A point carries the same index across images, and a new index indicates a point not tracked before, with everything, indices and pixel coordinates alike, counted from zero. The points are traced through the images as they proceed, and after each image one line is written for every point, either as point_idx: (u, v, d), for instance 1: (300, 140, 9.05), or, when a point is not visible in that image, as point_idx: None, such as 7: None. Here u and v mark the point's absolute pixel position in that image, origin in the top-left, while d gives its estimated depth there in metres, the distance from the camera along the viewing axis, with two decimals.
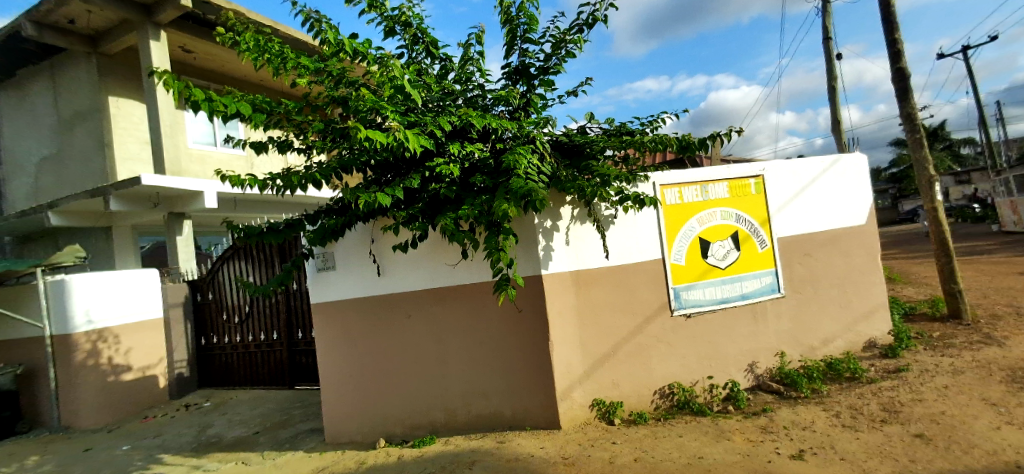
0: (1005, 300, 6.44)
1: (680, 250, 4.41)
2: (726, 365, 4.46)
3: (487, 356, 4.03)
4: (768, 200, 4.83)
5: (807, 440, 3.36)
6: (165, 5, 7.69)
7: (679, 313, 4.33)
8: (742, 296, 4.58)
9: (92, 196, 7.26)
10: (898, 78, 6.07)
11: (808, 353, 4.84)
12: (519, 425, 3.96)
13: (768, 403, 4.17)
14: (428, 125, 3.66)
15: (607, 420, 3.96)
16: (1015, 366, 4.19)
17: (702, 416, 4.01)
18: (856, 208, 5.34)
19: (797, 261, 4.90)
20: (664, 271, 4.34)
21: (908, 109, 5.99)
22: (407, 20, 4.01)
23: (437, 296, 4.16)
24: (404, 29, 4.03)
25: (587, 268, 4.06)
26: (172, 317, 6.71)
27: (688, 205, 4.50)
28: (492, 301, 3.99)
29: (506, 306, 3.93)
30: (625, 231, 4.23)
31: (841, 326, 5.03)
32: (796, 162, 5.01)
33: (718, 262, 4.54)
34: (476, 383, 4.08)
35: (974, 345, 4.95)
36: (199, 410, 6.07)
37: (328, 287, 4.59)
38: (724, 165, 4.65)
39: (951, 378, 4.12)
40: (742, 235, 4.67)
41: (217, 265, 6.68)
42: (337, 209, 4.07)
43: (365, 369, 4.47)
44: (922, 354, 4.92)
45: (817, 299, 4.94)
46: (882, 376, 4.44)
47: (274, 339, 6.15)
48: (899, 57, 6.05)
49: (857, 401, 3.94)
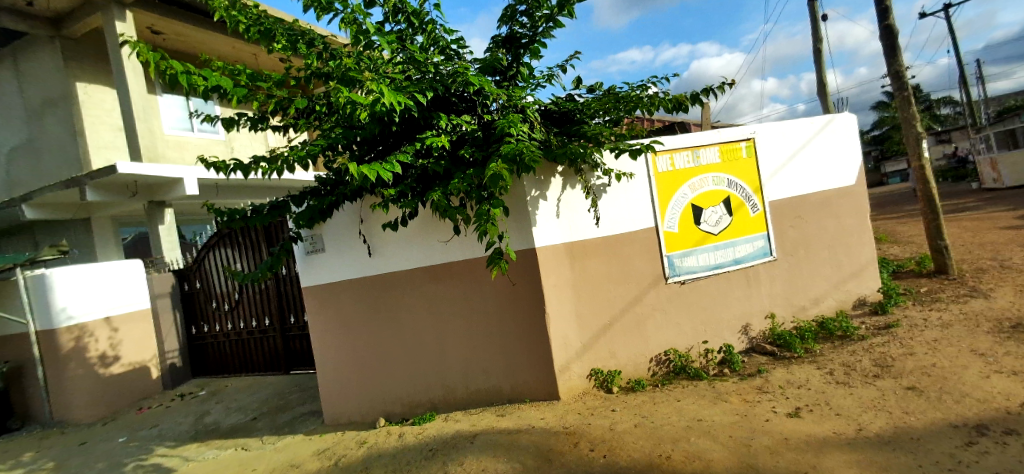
0: (989, 254, 6.56)
1: (673, 217, 4.39)
2: (721, 330, 4.50)
3: (485, 331, 4.01)
4: (759, 163, 4.81)
5: (802, 398, 3.41)
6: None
7: (673, 281, 4.33)
8: (735, 261, 4.59)
9: (67, 187, 7.03)
10: (886, 35, 6.03)
11: (800, 314, 4.90)
12: (519, 397, 3.97)
13: (762, 364, 4.22)
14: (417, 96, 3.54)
15: (605, 389, 3.98)
16: (1001, 318, 4.27)
17: (698, 380, 4.05)
18: (845, 169, 5.35)
19: (789, 224, 4.91)
20: (658, 239, 4.33)
21: (895, 67, 5.96)
22: None
23: (432, 274, 4.11)
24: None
25: (581, 239, 4.02)
26: (160, 307, 6.61)
27: (680, 171, 4.46)
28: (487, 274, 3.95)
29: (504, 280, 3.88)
30: (618, 200, 4.19)
31: (832, 286, 5.09)
32: (786, 124, 4.98)
33: (711, 228, 4.53)
34: (475, 358, 4.07)
35: (960, 299, 5.04)
36: (194, 399, 6.02)
37: (318, 270, 4.52)
38: (715, 129, 4.62)
39: (939, 332, 4.20)
40: (734, 200, 4.66)
41: (203, 253, 6.54)
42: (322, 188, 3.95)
43: (362, 351, 4.44)
44: (910, 309, 5.00)
45: (809, 260, 4.98)
46: (873, 333, 4.51)
47: (266, 325, 6.08)
48: (886, 14, 6.00)
49: (849, 358, 4.00)
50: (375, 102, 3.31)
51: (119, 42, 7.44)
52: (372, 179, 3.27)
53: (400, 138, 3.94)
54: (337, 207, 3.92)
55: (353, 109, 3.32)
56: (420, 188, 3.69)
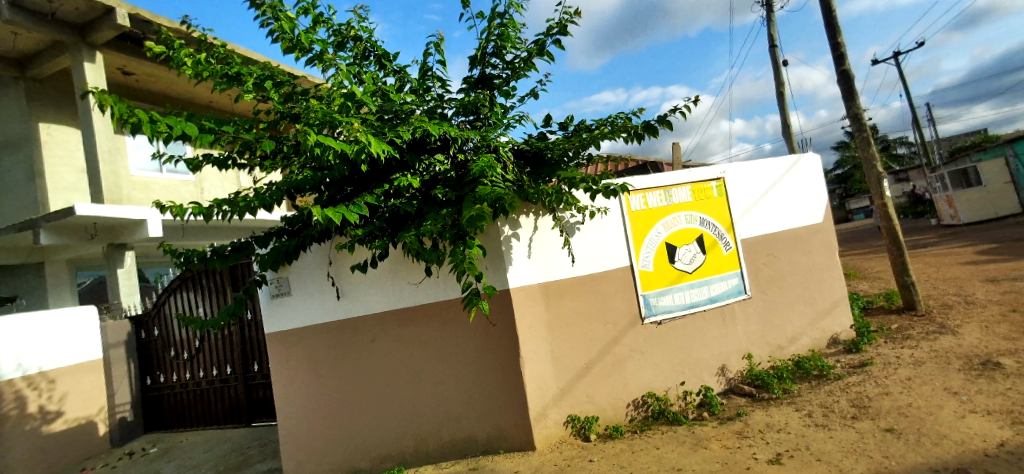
0: (953, 290, 6.72)
1: (648, 256, 4.38)
2: (699, 371, 4.42)
3: (458, 377, 3.85)
4: (730, 202, 4.88)
5: (782, 442, 3.33)
6: (102, 25, 7.27)
7: (650, 321, 4.27)
8: (710, 299, 4.58)
9: (19, 230, 6.70)
10: (843, 80, 6.32)
11: (777, 353, 4.87)
12: (493, 448, 3.79)
13: (741, 406, 4.14)
14: (388, 137, 3.50)
15: (583, 437, 3.83)
16: (971, 354, 4.31)
17: (678, 425, 3.94)
18: (812, 206, 5.48)
19: (762, 261, 4.95)
20: (633, 278, 4.29)
21: (854, 109, 6.22)
22: (356, 35, 3.87)
23: (402, 318, 3.96)
24: (353, 43, 3.89)
25: (556, 279, 3.96)
26: (113, 357, 6.24)
27: (653, 210, 4.48)
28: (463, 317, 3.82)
29: (476, 323, 3.78)
30: (592, 239, 4.16)
31: (806, 324, 5.10)
32: (754, 164, 5.10)
33: (685, 266, 4.52)
34: (447, 406, 3.89)
35: (929, 335, 5.10)
36: (146, 457, 5.61)
37: (284, 315, 4.33)
38: (686, 169, 4.68)
39: (913, 369, 4.21)
40: (707, 238, 4.69)
41: (163, 297, 6.26)
42: (289, 229, 3.82)
43: (328, 401, 4.21)
44: (883, 347, 5.03)
45: (783, 298, 5.00)
46: (848, 372, 4.50)
47: (228, 373, 5.77)
48: (842, 60, 6.30)
49: (827, 399, 3.95)
50: (345, 143, 3.25)
51: (86, 83, 7.30)
52: (338, 221, 3.17)
53: (371, 179, 3.87)
54: (304, 249, 3.77)
55: (322, 151, 3.25)
56: (391, 228, 3.60)
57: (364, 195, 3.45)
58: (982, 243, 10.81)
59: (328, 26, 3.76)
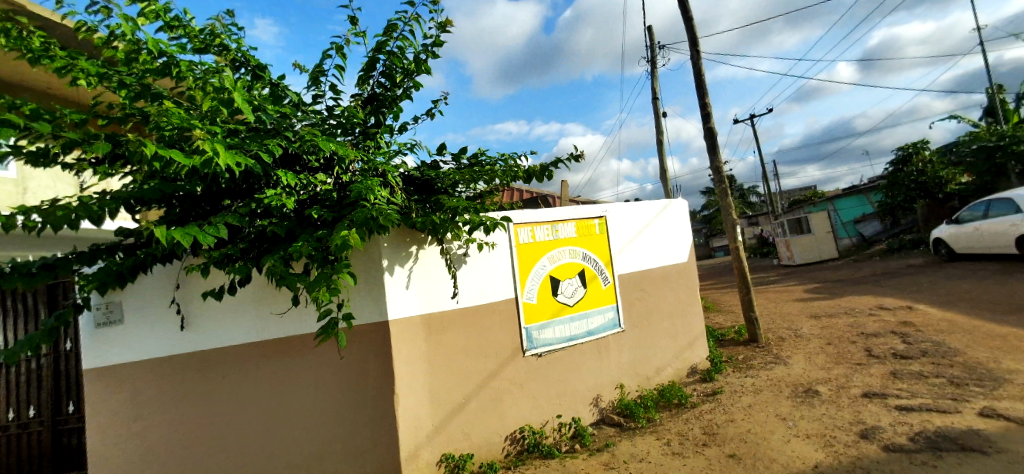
0: (787, 324, 7.76)
1: (532, 289, 4.48)
2: (573, 402, 4.57)
3: (325, 414, 3.57)
4: (610, 239, 5.19)
5: (643, 472, 3.54)
6: None
7: (531, 354, 4.34)
8: (588, 332, 4.78)
9: None
10: (708, 135, 7.13)
11: (644, 384, 5.21)
12: None
13: (610, 437, 4.34)
14: (256, 151, 3.19)
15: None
16: (798, 383, 4.97)
17: (550, 458, 4.02)
18: (679, 247, 6.05)
19: (635, 296, 5.31)
20: (517, 310, 4.36)
21: (716, 162, 7.03)
22: (222, 43, 3.57)
23: (266, 349, 3.59)
24: (220, 51, 3.56)
25: (439, 310, 3.88)
26: None
27: (539, 243, 4.62)
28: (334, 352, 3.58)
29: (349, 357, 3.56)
30: (478, 271, 4.17)
31: (670, 355, 5.53)
32: (632, 205, 5.50)
33: (566, 299, 4.70)
34: (310, 446, 3.58)
35: (768, 365, 5.81)
36: None
37: (111, 348, 3.63)
38: (572, 206, 4.91)
39: (753, 397, 4.74)
40: (588, 273, 4.92)
41: None
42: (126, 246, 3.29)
43: (164, 443, 3.64)
44: (732, 376, 5.61)
45: (651, 331, 5.39)
46: (702, 400, 4.94)
47: (31, 416, 4.76)
48: (708, 118, 7.12)
49: (683, 427, 4.29)
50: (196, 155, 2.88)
51: None
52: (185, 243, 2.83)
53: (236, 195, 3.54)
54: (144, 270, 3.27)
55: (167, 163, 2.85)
56: (258, 252, 3.30)
57: (224, 214, 3.12)
58: (810, 282, 12.70)
59: (188, 27, 3.41)
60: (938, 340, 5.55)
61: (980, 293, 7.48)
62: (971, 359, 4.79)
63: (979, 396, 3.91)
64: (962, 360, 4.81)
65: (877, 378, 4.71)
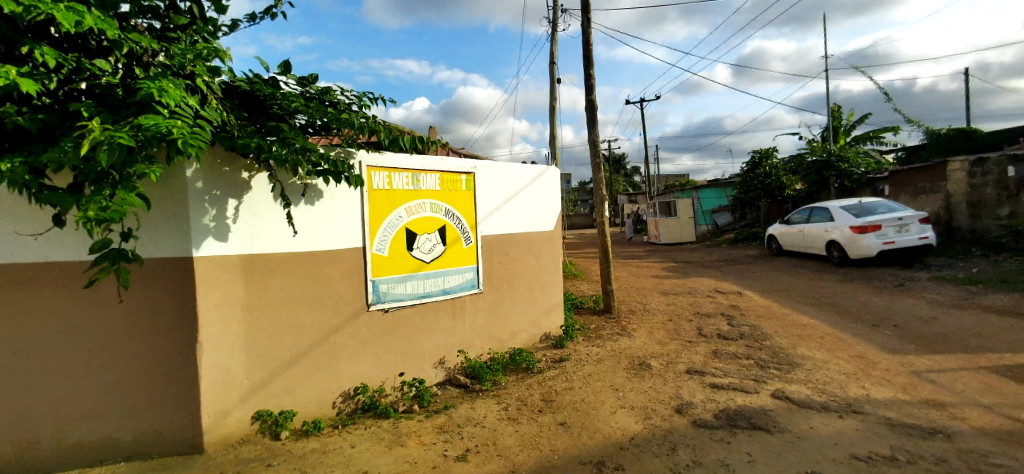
0: (639, 298, 8.40)
1: (384, 240, 4.23)
2: (419, 363, 4.52)
3: (98, 385, 3.08)
4: (476, 197, 5.05)
5: (474, 437, 3.62)
6: None
7: (375, 308, 4.15)
8: (443, 291, 4.70)
9: None
10: (588, 107, 7.16)
11: (496, 347, 5.33)
12: (149, 451, 3.18)
13: (451, 399, 4.41)
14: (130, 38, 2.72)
15: (273, 434, 3.51)
16: (635, 355, 5.46)
17: (384, 419, 3.94)
18: (545, 215, 6.09)
19: (497, 259, 5.32)
20: (363, 262, 4.10)
21: (594, 136, 7.16)
22: None
23: (65, 304, 3.01)
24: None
25: (285, 253, 3.61)
26: None
27: (396, 192, 4.32)
28: (152, 288, 3.10)
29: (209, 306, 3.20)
30: (315, 219, 3.78)
31: (525, 322, 5.72)
32: (504, 167, 5.41)
33: (423, 255, 4.53)
34: (84, 415, 3.08)
35: (614, 336, 6.31)
36: None
37: None
38: (438, 157, 4.66)
39: (594, 366, 5.17)
40: (448, 230, 4.77)
41: None
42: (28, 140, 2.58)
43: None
44: (580, 344, 6.03)
45: (498, 300, 5.34)
46: (549, 366, 5.27)
47: None
48: (590, 90, 7.12)
49: (524, 393, 4.53)
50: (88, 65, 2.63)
51: None
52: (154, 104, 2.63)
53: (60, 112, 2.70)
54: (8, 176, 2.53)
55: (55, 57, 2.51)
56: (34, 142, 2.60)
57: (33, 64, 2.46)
58: (666, 261, 13.86)
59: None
60: (755, 324, 6.33)
61: (795, 286, 8.69)
62: (777, 344, 5.49)
63: (776, 378, 4.47)
64: (769, 344, 5.51)
65: (702, 356, 5.25)
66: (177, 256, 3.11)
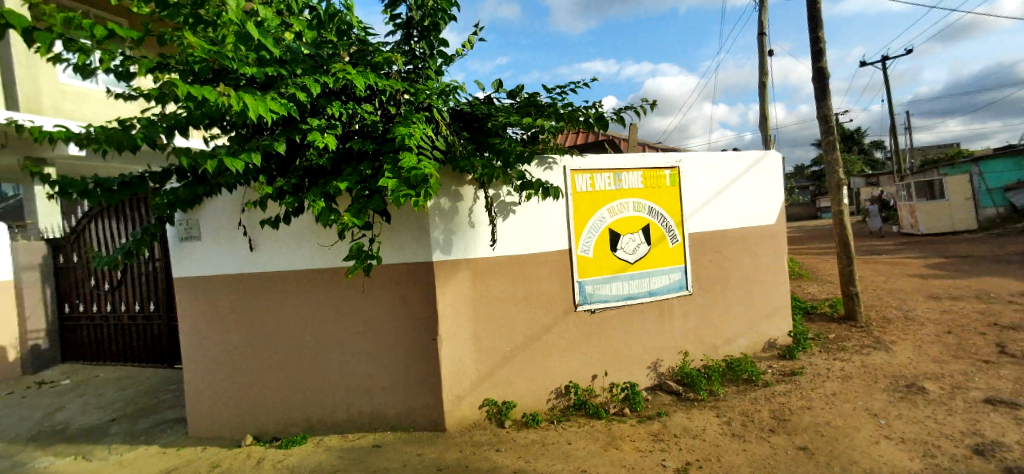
0: (895, 303, 6.83)
1: (588, 241, 4.24)
2: (628, 365, 4.42)
3: (365, 367, 3.77)
4: (683, 192, 4.72)
5: (694, 450, 3.36)
6: None
7: (582, 309, 4.19)
8: (649, 292, 4.51)
9: None
10: (818, 78, 6.09)
11: (711, 353, 4.90)
12: (402, 426, 3.75)
13: (664, 406, 4.19)
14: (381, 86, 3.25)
15: (497, 422, 3.81)
16: (898, 374, 4.42)
17: (596, 419, 3.94)
18: (766, 207, 5.35)
19: (708, 258, 4.89)
20: (570, 263, 4.17)
21: (825, 110, 6.05)
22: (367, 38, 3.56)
23: (343, 300, 3.75)
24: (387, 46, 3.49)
25: (501, 256, 3.89)
26: (26, 280, 6.17)
27: (599, 193, 4.30)
28: (400, 288, 3.65)
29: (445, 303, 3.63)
30: (525, 224, 3.98)
31: (744, 327, 5.13)
32: (713, 157, 4.95)
33: (627, 255, 4.42)
34: (358, 391, 3.79)
35: (863, 348, 5.23)
36: (54, 390, 5.60)
37: (194, 260, 4.05)
38: (640, 153, 4.49)
39: (838, 384, 4.35)
40: (654, 229, 4.56)
41: (84, 222, 6.09)
42: (319, 175, 3.28)
43: (226, 373, 4.05)
44: (816, 356, 5.15)
45: (711, 302, 4.90)
46: (777, 379, 4.61)
47: (152, 311, 5.74)
48: (819, 56, 6.05)
49: (749, 407, 4.03)
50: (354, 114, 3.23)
51: None
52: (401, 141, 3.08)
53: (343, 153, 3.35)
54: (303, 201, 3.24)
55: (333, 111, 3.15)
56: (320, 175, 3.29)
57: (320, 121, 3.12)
58: (931, 257, 11.03)
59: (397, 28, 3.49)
60: None
61: None
62: None
63: None
64: None
65: (1006, 383, 3.97)
66: (417, 261, 3.60)
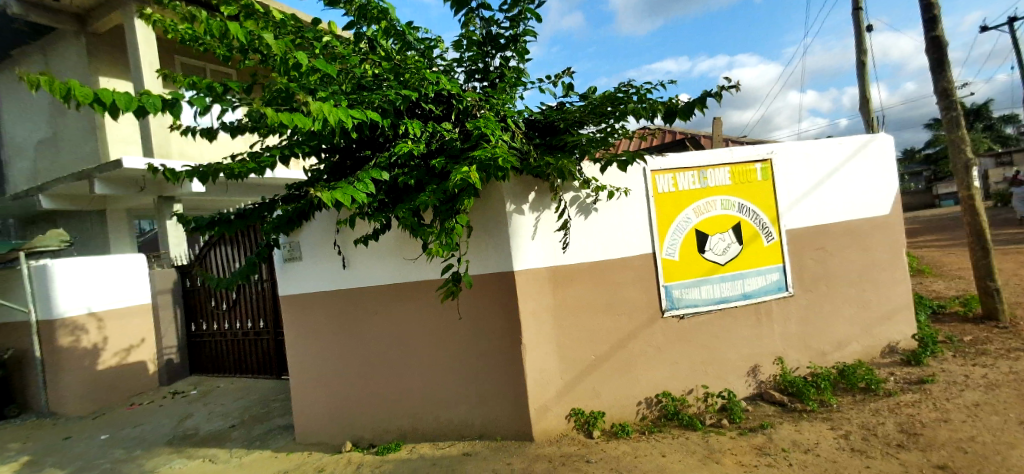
0: None
1: (673, 243, 4.05)
2: (723, 373, 4.14)
3: (452, 376, 3.85)
4: (776, 186, 4.38)
5: (808, 467, 3.05)
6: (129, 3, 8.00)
7: (670, 315, 4.00)
8: (743, 295, 4.21)
9: (79, 179, 7.48)
10: (933, 48, 5.42)
11: (818, 360, 4.47)
12: (489, 435, 3.76)
13: (768, 417, 3.86)
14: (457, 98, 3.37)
15: (586, 433, 3.71)
16: None
17: (692, 431, 3.71)
18: (875, 197, 4.82)
19: (810, 255, 4.48)
20: (654, 267, 4.00)
21: (943, 84, 5.38)
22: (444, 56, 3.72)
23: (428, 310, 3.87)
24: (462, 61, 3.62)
25: (582, 264, 3.81)
26: (160, 302, 7.00)
27: (683, 192, 4.10)
28: (482, 297, 3.69)
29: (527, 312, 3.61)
30: (605, 229, 3.88)
31: (857, 330, 4.63)
32: (810, 145, 4.55)
33: (716, 257, 4.16)
34: (446, 399, 3.88)
35: (1010, 353, 4.51)
36: (185, 399, 6.30)
37: (295, 279, 4.37)
38: (725, 148, 4.24)
39: (981, 394, 3.77)
40: (745, 227, 4.26)
41: (206, 249, 6.78)
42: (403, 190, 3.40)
43: (325, 383, 4.31)
44: (949, 362, 4.51)
45: (816, 304, 4.47)
46: (902, 388, 4.09)
47: (261, 327, 6.29)
48: (933, 24, 5.40)
49: (870, 419, 3.61)
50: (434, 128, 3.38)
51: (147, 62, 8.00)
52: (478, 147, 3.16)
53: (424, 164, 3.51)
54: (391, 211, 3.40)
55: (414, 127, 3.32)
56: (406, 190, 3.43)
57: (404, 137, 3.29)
58: None
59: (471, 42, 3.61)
60: None
61: None
62: None
63: None
64: None
65: None
66: (498, 272, 3.62)
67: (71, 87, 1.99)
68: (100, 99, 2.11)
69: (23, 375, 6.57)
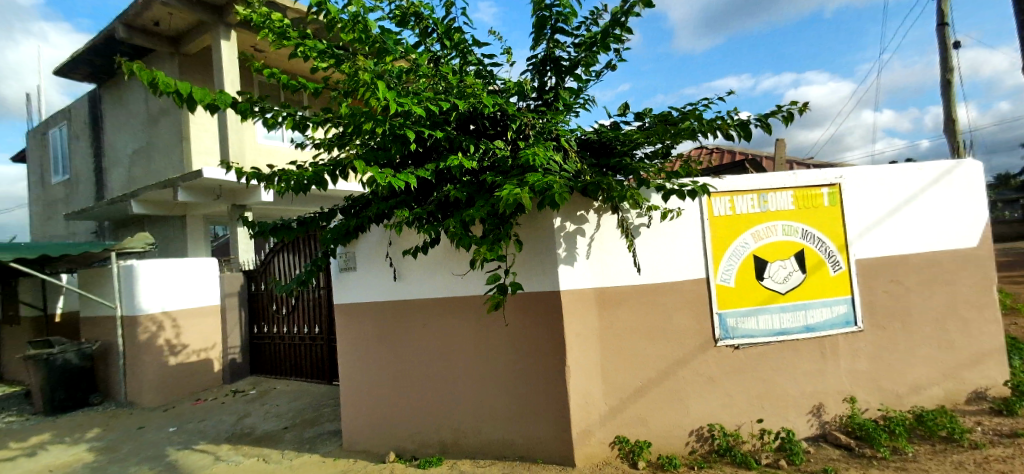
0: None
1: (729, 269, 3.88)
2: (782, 410, 3.89)
3: (495, 393, 3.83)
4: (845, 212, 4.11)
5: None
6: (217, 26, 8.72)
7: (724, 344, 3.82)
8: (806, 327, 3.96)
9: (165, 187, 8.16)
10: None
11: (890, 402, 4.11)
12: (530, 456, 3.70)
13: (831, 461, 3.57)
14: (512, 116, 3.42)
15: (631, 462, 3.57)
16: None
17: (745, 469, 3.49)
18: (961, 227, 4.41)
19: (883, 287, 4.15)
20: (708, 293, 3.85)
21: None
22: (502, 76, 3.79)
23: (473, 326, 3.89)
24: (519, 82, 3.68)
25: (632, 286, 3.72)
26: (227, 304, 7.35)
27: (741, 216, 3.94)
28: (528, 316, 3.67)
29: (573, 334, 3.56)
30: (657, 252, 3.77)
31: (937, 372, 4.22)
32: (884, 170, 4.25)
33: (777, 285, 3.94)
34: (488, 416, 3.86)
35: None
36: (244, 397, 6.64)
37: (350, 288, 4.53)
38: (789, 171, 4.04)
39: None
40: (809, 255, 4.02)
41: (271, 255, 7.13)
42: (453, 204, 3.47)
43: (373, 391, 4.41)
44: None
45: (890, 341, 4.13)
46: (991, 441, 3.67)
47: (317, 333, 6.55)
48: None
49: None
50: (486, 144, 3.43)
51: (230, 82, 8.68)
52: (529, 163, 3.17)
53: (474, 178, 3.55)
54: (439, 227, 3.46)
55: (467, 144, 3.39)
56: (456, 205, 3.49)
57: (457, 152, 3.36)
58: None
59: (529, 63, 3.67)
60: None
61: None
62: None
63: None
64: None
65: None
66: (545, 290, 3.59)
67: (155, 77, 2.72)
68: (178, 91, 2.80)
69: (107, 366, 7.16)
